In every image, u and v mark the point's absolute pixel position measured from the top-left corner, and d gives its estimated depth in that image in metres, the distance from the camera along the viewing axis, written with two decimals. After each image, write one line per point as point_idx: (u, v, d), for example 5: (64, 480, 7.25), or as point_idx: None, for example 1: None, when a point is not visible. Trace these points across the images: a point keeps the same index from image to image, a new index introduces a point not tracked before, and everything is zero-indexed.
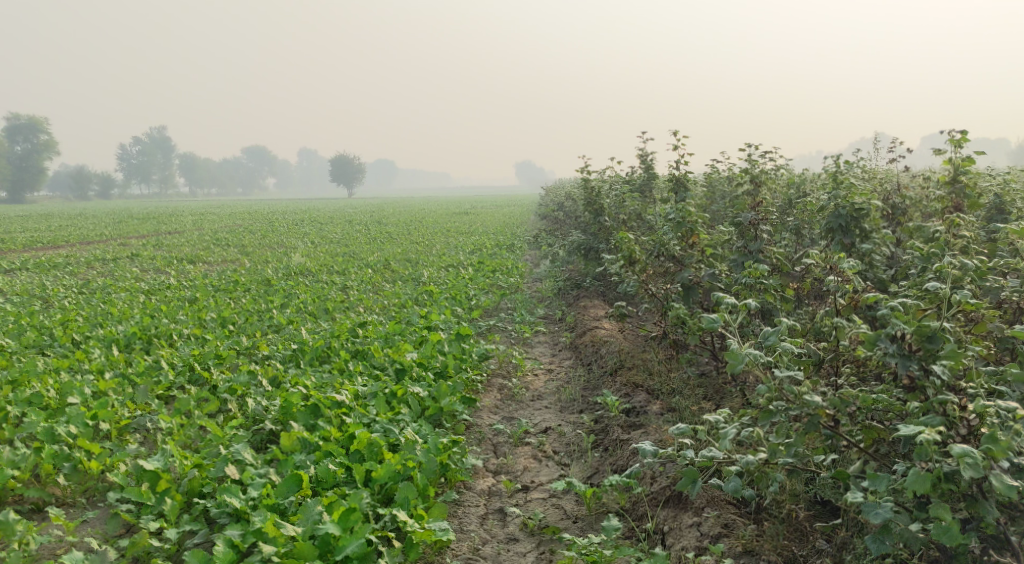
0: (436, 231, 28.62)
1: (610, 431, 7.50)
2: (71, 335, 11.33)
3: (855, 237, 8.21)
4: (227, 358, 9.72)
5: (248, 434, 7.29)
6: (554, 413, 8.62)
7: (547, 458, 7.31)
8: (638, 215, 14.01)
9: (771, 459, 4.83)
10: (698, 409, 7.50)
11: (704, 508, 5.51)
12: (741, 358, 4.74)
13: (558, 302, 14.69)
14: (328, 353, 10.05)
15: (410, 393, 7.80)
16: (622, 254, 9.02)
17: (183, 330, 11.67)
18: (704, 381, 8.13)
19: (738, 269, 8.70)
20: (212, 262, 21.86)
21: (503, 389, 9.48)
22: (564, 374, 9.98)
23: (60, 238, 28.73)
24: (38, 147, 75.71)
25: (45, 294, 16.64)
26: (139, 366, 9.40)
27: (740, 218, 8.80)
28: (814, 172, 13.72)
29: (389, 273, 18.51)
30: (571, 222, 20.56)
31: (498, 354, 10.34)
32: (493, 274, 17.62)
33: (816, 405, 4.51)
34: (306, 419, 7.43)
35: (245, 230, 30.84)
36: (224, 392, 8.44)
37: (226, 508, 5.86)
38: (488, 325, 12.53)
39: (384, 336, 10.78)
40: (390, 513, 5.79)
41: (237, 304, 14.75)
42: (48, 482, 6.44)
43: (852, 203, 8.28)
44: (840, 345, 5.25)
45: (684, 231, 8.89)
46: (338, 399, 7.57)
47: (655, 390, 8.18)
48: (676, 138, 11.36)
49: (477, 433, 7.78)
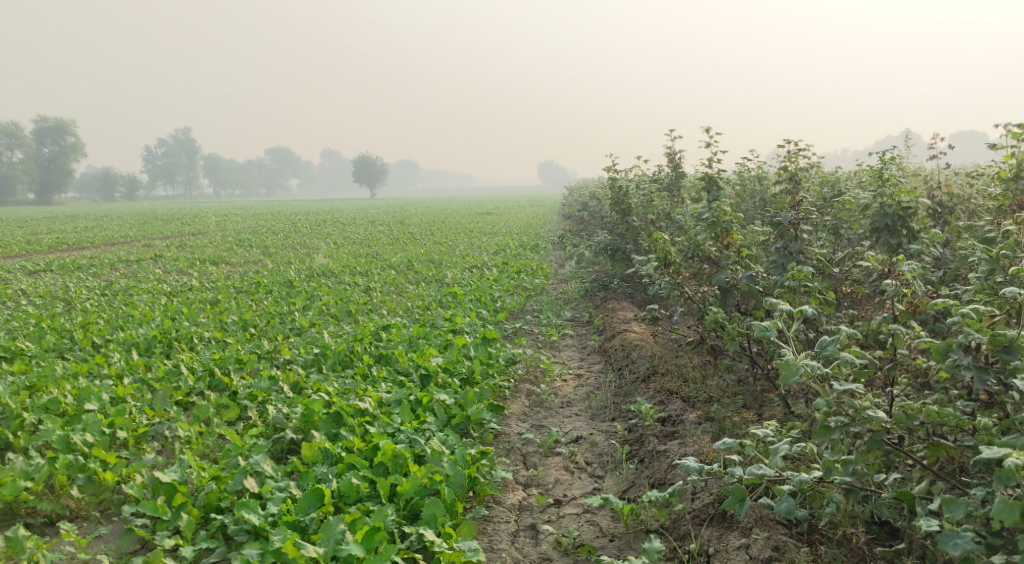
0: (459, 231, 28.44)
1: (645, 441, 7.15)
2: (91, 338, 11.17)
3: (902, 238, 7.84)
4: (248, 362, 9.49)
5: (268, 443, 7.04)
6: (585, 421, 8.29)
7: (580, 469, 6.98)
8: (667, 214, 13.65)
9: (826, 477, 4.50)
10: (737, 419, 7.14)
11: (752, 529, 5.17)
12: (795, 370, 4.36)
13: (585, 304, 14.35)
14: (351, 358, 9.79)
15: (436, 400, 7.51)
16: (656, 255, 8.54)
17: (204, 333, 11.48)
18: (743, 389, 7.77)
19: (778, 270, 8.30)
20: (235, 263, 21.77)
21: (531, 395, 9.17)
22: (594, 379, 9.65)
23: (85, 239, 28.84)
24: (66, 150, 76.56)
25: (68, 296, 16.56)
26: (159, 371, 9.20)
27: (780, 218, 8.38)
28: (850, 169, 13.29)
29: (413, 274, 18.26)
30: (597, 222, 20.21)
31: (525, 358, 10.03)
32: (518, 275, 17.32)
33: (879, 420, 4.19)
34: (328, 427, 7.16)
35: (268, 231, 30.81)
36: (244, 398, 8.21)
37: (245, 525, 5.59)
38: (514, 328, 12.23)
39: (408, 340, 10.51)
40: (417, 533, 5.52)
41: (259, 306, 14.56)
42: (62, 494, 6.21)
43: (899, 202, 7.93)
44: (898, 353, 4.91)
45: (718, 231, 8.58)
46: (361, 408, 7.31)
47: (691, 398, 7.84)
48: (709, 135, 10.96)
49: (506, 443, 7.46)
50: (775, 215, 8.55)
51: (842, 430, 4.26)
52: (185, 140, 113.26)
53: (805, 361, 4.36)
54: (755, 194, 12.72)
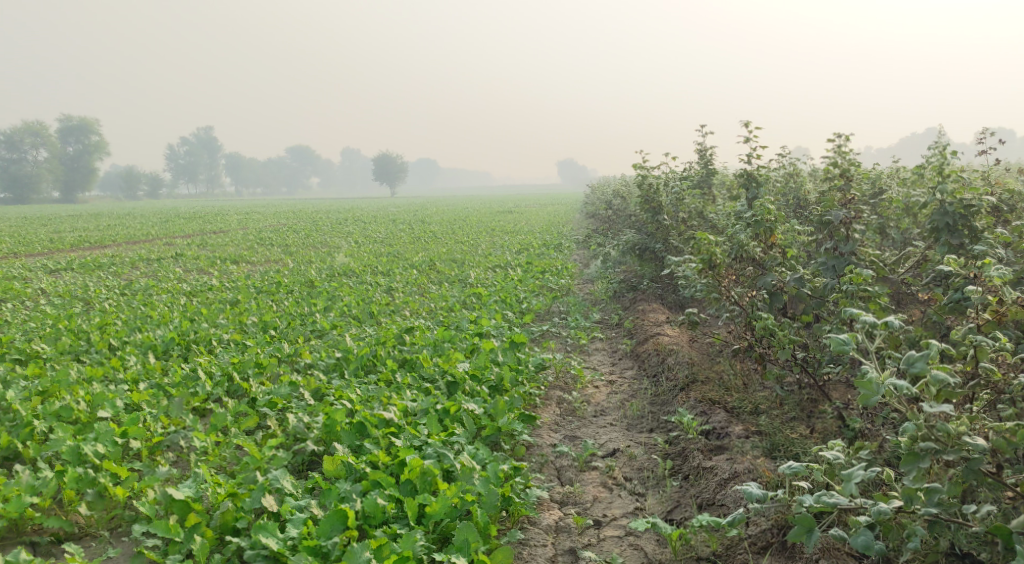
0: (480, 230, 28.08)
1: (690, 456, 6.70)
2: (108, 340, 10.86)
3: (964, 238, 7.39)
4: (267, 367, 9.13)
5: (288, 455, 6.68)
6: (621, 432, 7.83)
7: (618, 486, 6.53)
8: (700, 212, 13.13)
9: (906, 507, 4.14)
10: (788, 433, 6.66)
11: (819, 561, 4.91)
12: (877, 389, 4.21)
13: (614, 306, 13.83)
14: (373, 363, 9.42)
15: (464, 410, 7.11)
16: (700, 259, 8.03)
17: (222, 335, 11.14)
18: (792, 399, 7.30)
19: (828, 273, 7.78)
20: (256, 263, 21.46)
21: (563, 403, 8.74)
22: (628, 386, 9.17)
23: (107, 237, 28.62)
24: (90, 148, 76.90)
25: (86, 296, 16.28)
26: (176, 377, 8.86)
27: (831, 216, 7.86)
28: (893, 165, 12.72)
29: (436, 274, 17.85)
30: (623, 221, 19.65)
31: (555, 364, 9.58)
32: (543, 275, 16.85)
33: (979, 448, 3.95)
34: (351, 439, 6.77)
35: (289, 230, 30.53)
36: (264, 406, 7.84)
37: (262, 550, 5.17)
38: (542, 331, 11.76)
39: (433, 343, 10.10)
40: (448, 560, 5.13)
41: (279, 306, 14.19)
42: (70, 510, 5.84)
43: (960, 200, 7.49)
44: (981, 367, 4.60)
45: (763, 231, 8.13)
46: (386, 418, 6.92)
47: (736, 409, 7.39)
48: (747, 129, 10.47)
49: (539, 456, 7.02)
50: (824, 214, 8.01)
51: (934, 456, 4.03)
52: (208, 139, 113.75)
53: (889, 381, 4.13)
54: (792, 192, 12.19)
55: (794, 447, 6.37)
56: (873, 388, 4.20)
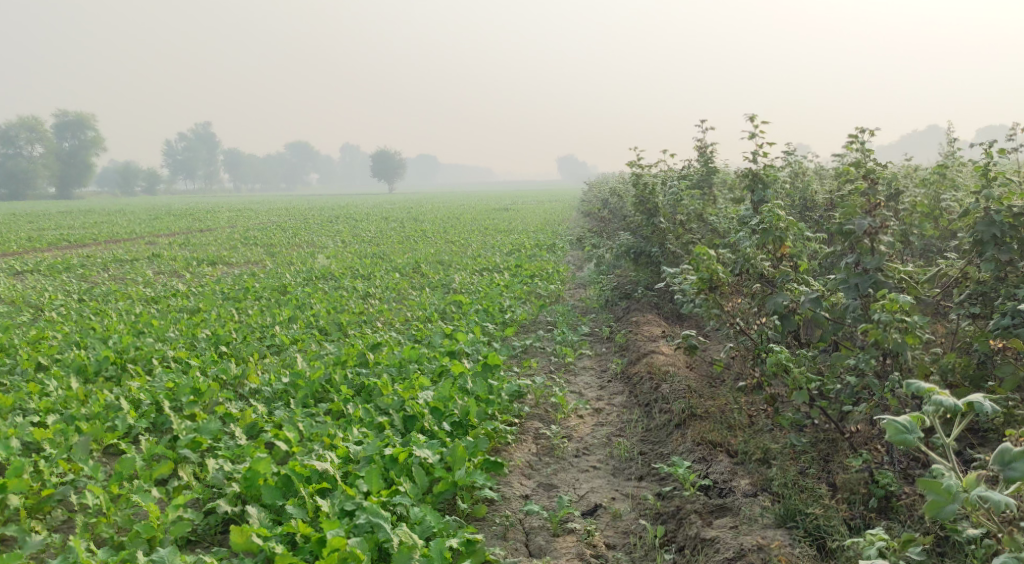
0: (472, 228, 26.84)
1: (685, 520, 5.59)
2: (36, 358, 9.62)
3: (1014, 252, 6.18)
4: (204, 394, 7.88)
5: (195, 519, 5.55)
6: (606, 479, 6.61)
7: (598, 559, 5.43)
8: (700, 214, 11.83)
9: None
10: (805, 493, 5.53)
11: None
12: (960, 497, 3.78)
13: (606, 316, 12.53)
14: (326, 390, 8.18)
15: (415, 458, 5.88)
16: (700, 276, 6.88)
17: (166, 353, 9.86)
18: (808, 445, 6.14)
19: (849, 293, 6.43)
20: (233, 265, 20.19)
21: (541, 438, 7.51)
22: (616, 417, 7.94)
23: (88, 234, 27.32)
24: (88, 144, 75.87)
25: (41, 303, 15.02)
26: (94, 407, 7.61)
27: (852, 226, 6.48)
28: (913, 165, 11.45)
29: (418, 278, 16.58)
30: (619, 222, 18.33)
31: (534, 389, 8.32)
32: (531, 280, 15.59)
33: None
34: (272, 497, 5.59)
35: (275, 228, 29.23)
36: (184, 447, 6.57)
37: None
38: (524, 347, 10.50)
39: (397, 365, 8.82)
40: None
41: (242, 316, 12.94)
42: None
43: (1010, 208, 6.26)
44: None
45: (770, 241, 6.90)
46: (318, 469, 5.72)
47: (742, 455, 6.21)
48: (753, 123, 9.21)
49: (504, 517, 5.81)
50: (844, 222, 6.65)
51: None
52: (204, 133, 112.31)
53: (974, 492, 3.75)
54: (801, 193, 10.92)
55: (813, 516, 5.29)
56: (951, 496, 3.79)
